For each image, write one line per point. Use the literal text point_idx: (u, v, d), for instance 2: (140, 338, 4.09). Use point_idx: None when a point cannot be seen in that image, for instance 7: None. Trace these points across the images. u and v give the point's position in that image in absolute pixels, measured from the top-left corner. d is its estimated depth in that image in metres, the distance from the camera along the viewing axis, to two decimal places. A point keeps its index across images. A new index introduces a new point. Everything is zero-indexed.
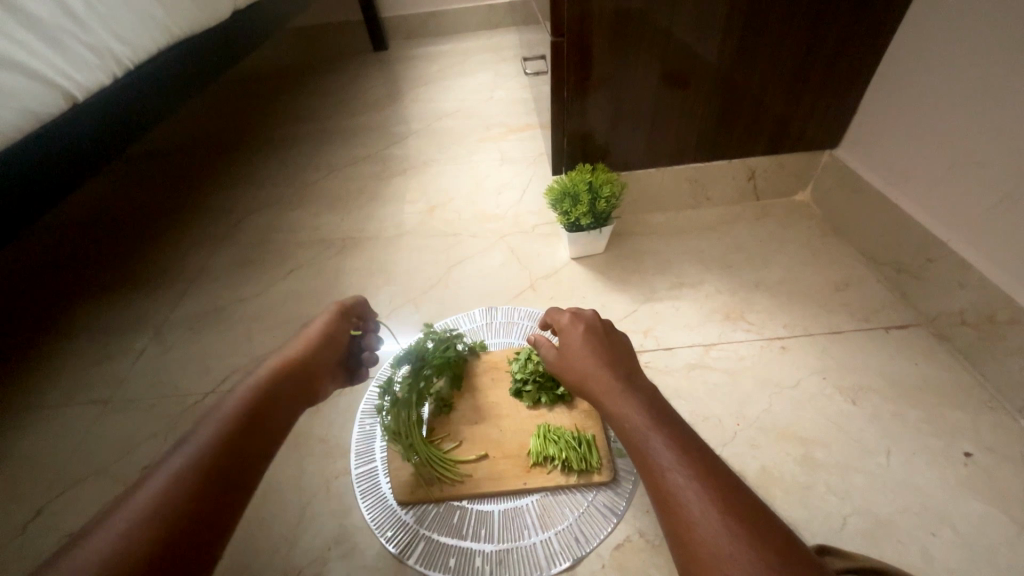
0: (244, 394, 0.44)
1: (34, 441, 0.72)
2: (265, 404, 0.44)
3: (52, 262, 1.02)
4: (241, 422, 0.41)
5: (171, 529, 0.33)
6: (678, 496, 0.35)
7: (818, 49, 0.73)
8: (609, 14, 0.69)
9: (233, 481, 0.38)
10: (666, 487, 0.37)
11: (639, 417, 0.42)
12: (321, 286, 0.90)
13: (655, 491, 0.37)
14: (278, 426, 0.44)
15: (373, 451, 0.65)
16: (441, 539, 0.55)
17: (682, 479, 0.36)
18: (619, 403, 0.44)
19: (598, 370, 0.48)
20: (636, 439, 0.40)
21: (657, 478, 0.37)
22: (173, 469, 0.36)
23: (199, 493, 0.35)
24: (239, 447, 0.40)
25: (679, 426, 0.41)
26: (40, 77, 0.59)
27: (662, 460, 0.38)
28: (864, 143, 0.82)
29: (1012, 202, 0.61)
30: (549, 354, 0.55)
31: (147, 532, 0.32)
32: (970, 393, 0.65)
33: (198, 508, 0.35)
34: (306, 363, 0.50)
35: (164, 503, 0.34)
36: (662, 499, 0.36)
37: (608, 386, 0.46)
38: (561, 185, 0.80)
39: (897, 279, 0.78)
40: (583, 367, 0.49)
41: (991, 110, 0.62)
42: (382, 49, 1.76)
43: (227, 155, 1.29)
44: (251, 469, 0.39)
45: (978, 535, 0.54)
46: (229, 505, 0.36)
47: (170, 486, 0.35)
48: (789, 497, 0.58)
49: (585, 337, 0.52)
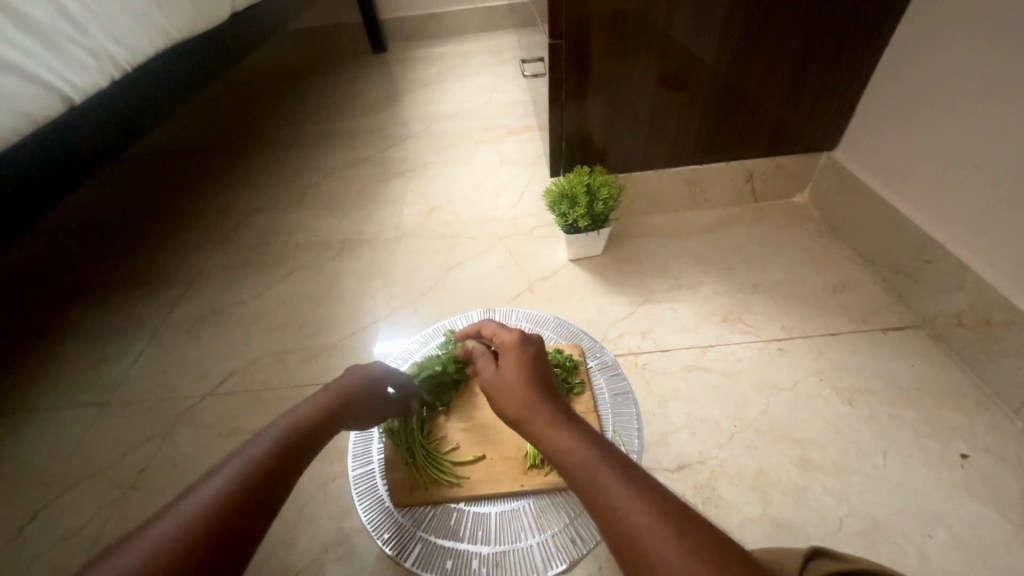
0: (278, 433, 0.45)
1: (32, 443, 0.72)
2: (297, 444, 0.45)
3: (52, 264, 1.02)
4: (277, 449, 0.43)
5: (202, 541, 0.34)
6: (642, 537, 0.33)
7: (815, 52, 0.74)
8: (607, 17, 0.69)
9: (253, 515, 0.38)
10: (622, 524, 0.34)
11: (579, 452, 0.40)
12: (319, 287, 0.90)
13: (609, 531, 0.35)
14: (302, 468, 0.45)
15: (370, 453, 0.64)
16: (437, 541, 0.55)
17: (639, 515, 0.34)
18: (556, 438, 0.42)
19: (530, 399, 0.46)
20: (581, 477, 0.38)
21: (612, 515, 0.35)
22: (211, 488, 0.38)
23: (235, 507, 0.37)
24: (265, 483, 0.40)
25: (619, 454, 0.40)
26: (37, 79, 0.59)
27: (614, 495, 0.36)
28: (861, 145, 0.82)
29: (1007, 204, 0.61)
30: (485, 369, 0.53)
31: (184, 538, 0.34)
32: (966, 394, 0.65)
33: (219, 540, 0.35)
34: (343, 398, 0.51)
35: (202, 514, 0.36)
36: (621, 541, 0.34)
37: (545, 417, 0.44)
38: (558, 187, 0.80)
39: (894, 281, 0.78)
40: (513, 396, 0.47)
41: (984, 113, 0.62)
42: (382, 52, 1.76)
43: (226, 156, 1.29)
44: (276, 496, 0.40)
45: (973, 535, 0.54)
46: (245, 540, 0.36)
47: (199, 512, 0.36)
48: (786, 499, 0.58)
49: (526, 363, 0.51)
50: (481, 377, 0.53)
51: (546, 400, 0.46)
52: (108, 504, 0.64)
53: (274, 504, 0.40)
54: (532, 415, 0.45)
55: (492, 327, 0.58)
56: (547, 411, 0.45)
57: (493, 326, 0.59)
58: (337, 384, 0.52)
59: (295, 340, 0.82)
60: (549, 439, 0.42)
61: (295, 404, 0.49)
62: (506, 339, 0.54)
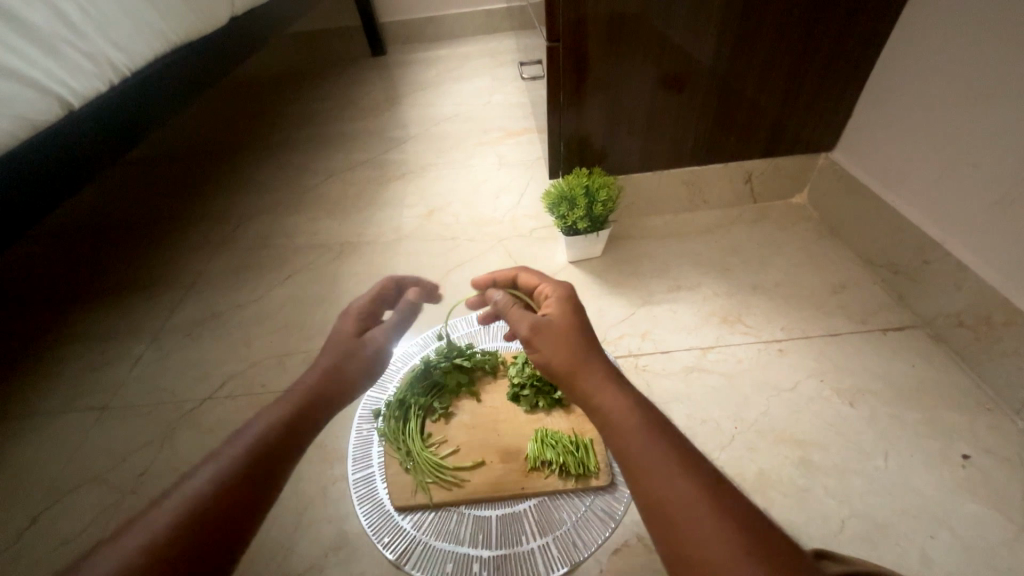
0: (274, 413, 0.42)
1: (31, 448, 0.72)
2: (294, 424, 0.42)
3: (52, 268, 1.02)
4: (273, 437, 0.40)
5: (183, 541, 0.33)
6: (686, 511, 0.32)
7: (813, 54, 0.74)
8: (605, 20, 0.69)
9: (244, 507, 0.36)
10: (666, 497, 0.33)
11: (628, 417, 0.38)
12: (319, 289, 0.90)
13: (647, 498, 0.34)
14: (300, 455, 0.42)
15: (370, 457, 0.64)
16: (438, 545, 0.55)
17: (686, 491, 0.33)
18: (606, 396, 0.40)
19: (583, 349, 0.43)
20: (629, 442, 0.37)
21: (657, 488, 0.34)
22: (201, 480, 0.36)
23: (220, 502, 0.35)
24: (258, 470, 0.38)
25: (670, 428, 0.38)
26: (35, 83, 0.59)
27: (659, 465, 0.35)
28: (859, 145, 0.82)
29: (1005, 205, 0.61)
30: (525, 318, 0.48)
31: (166, 537, 0.32)
32: (967, 395, 0.65)
33: (209, 534, 0.34)
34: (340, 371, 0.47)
35: (186, 512, 0.34)
36: (660, 511, 0.33)
37: (594, 373, 0.41)
38: (557, 189, 0.80)
39: (894, 281, 0.78)
40: (560, 349, 0.44)
41: (981, 113, 0.63)
42: (381, 55, 1.76)
43: (226, 159, 1.30)
44: (266, 489, 0.38)
45: (976, 536, 0.54)
46: (237, 533, 0.35)
47: (190, 506, 0.34)
48: (788, 501, 0.58)
49: (576, 320, 0.46)
50: (522, 324, 0.48)
51: (598, 359, 0.43)
52: (107, 508, 0.64)
53: (269, 493, 0.38)
54: (582, 368, 0.42)
55: (537, 277, 0.54)
56: (597, 370, 0.42)
57: (536, 276, 0.54)
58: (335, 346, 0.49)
59: (295, 342, 0.82)
60: (594, 395, 0.40)
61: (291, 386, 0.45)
62: (559, 289, 0.50)
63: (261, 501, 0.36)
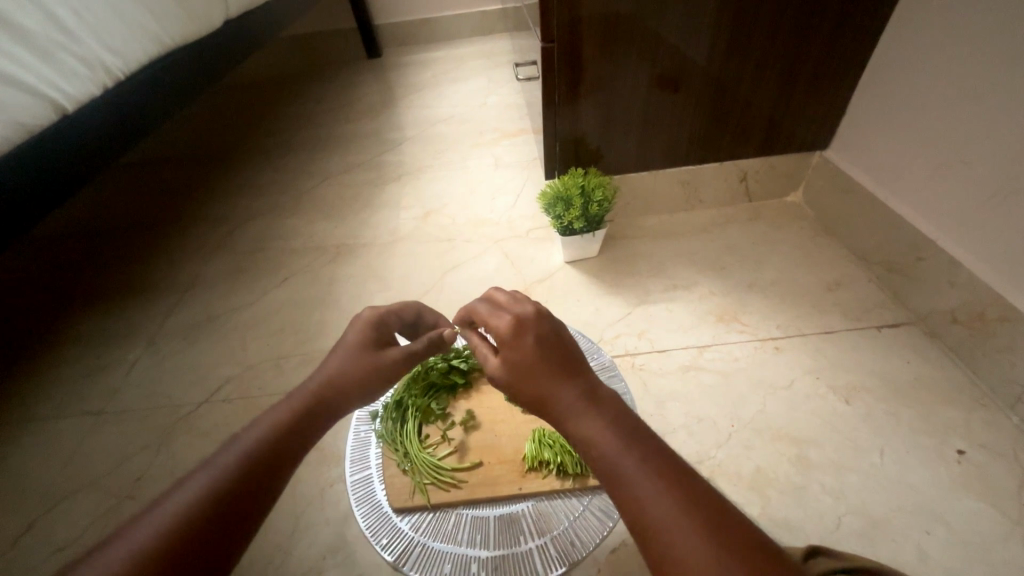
0: (273, 418, 0.42)
1: (26, 454, 0.72)
2: (290, 434, 0.42)
3: (47, 272, 1.02)
4: (271, 442, 0.40)
5: (177, 545, 0.32)
6: (666, 531, 0.32)
7: (806, 52, 0.74)
8: (599, 20, 0.69)
9: (237, 517, 0.35)
10: (648, 519, 0.33)
11: (603, 438, 0.37)
12: (316, 292, 0.90)
13: (635, 524, 0.33)
14: (298, 461, 0.42)
15: (367, 458, 0.64)
16: (436, 546, 0.55)
17: (665, 508, 0.33)
18: (581, 420, 0.38)
19: (546, 379, 0.40)
20: (607, 464, 0.36)
21: (639, 509, 0.33)
22: (197, 484, 0.36)
23: (216, 507, 0.35)
24: (255, 476, 0.38)
25: (650, 441, 0.37)
26: (28, 88, 0.59)
27: (637, 487, 0.34)
28: (852, 144, 0.83)
29: (998, 202, 0.62)
30: (489, 359, 0.46)
31: (161, 541, 0.32)
32: (963, 390, 0.66)
33: (198, 541, 0.33)
34: (340, 382, 0.46)
35: (182, 516, 0.34)
36: (645, 534, 0.33)
37: (565, 398, 0.39)
38: (553, 190, 0.80)
39: (889, 279, 0.78)
40: (526, 380, 0.41)
41: (974, 112, 0.63)
42: (377, 57, 1.77)
43: (222, 162, 1.30)
44: (263, 494, 0.38)
45: (972, 531, 0.54)
46: (233, 540, 0.35)
47: (179, 511, 0.34)
48: (784, 498, 0.58)
49: (535, 346, 0.42)
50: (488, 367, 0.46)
51: (568, 381, 0.40)
52: (103, 513, 0.64)
53: (265, 502, 0.38)
54: (553, 398, 0.40)
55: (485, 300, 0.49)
56: (568, 393, 0.39)
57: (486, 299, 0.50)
58: (335, 360, 0.48)
59: (292, 345, 0.81)
60: (572, 422, 0.39)
61: (292, 390, 0.45)
62: (499, 322, 0.45)
63: (257, 507, 0.36)
